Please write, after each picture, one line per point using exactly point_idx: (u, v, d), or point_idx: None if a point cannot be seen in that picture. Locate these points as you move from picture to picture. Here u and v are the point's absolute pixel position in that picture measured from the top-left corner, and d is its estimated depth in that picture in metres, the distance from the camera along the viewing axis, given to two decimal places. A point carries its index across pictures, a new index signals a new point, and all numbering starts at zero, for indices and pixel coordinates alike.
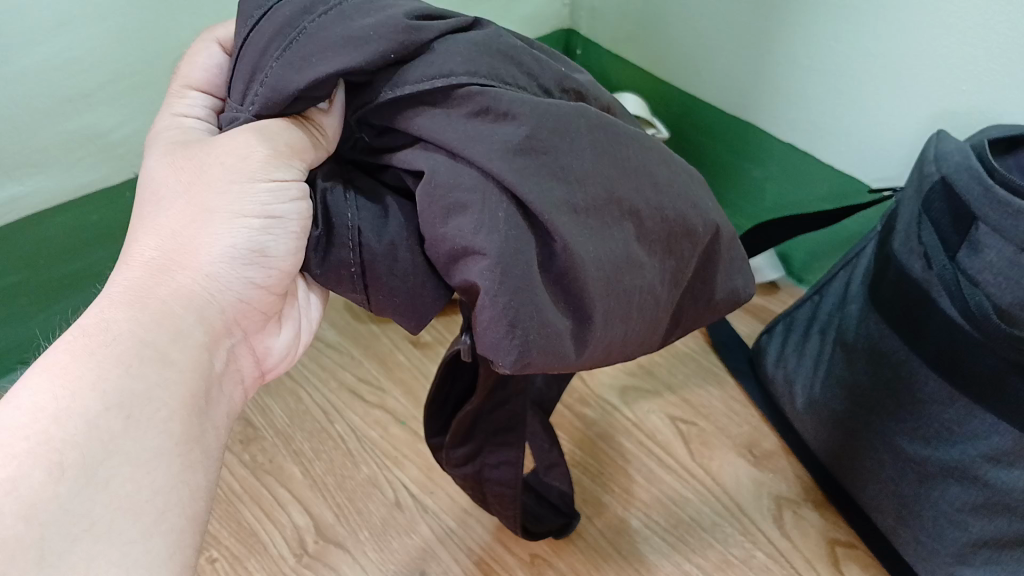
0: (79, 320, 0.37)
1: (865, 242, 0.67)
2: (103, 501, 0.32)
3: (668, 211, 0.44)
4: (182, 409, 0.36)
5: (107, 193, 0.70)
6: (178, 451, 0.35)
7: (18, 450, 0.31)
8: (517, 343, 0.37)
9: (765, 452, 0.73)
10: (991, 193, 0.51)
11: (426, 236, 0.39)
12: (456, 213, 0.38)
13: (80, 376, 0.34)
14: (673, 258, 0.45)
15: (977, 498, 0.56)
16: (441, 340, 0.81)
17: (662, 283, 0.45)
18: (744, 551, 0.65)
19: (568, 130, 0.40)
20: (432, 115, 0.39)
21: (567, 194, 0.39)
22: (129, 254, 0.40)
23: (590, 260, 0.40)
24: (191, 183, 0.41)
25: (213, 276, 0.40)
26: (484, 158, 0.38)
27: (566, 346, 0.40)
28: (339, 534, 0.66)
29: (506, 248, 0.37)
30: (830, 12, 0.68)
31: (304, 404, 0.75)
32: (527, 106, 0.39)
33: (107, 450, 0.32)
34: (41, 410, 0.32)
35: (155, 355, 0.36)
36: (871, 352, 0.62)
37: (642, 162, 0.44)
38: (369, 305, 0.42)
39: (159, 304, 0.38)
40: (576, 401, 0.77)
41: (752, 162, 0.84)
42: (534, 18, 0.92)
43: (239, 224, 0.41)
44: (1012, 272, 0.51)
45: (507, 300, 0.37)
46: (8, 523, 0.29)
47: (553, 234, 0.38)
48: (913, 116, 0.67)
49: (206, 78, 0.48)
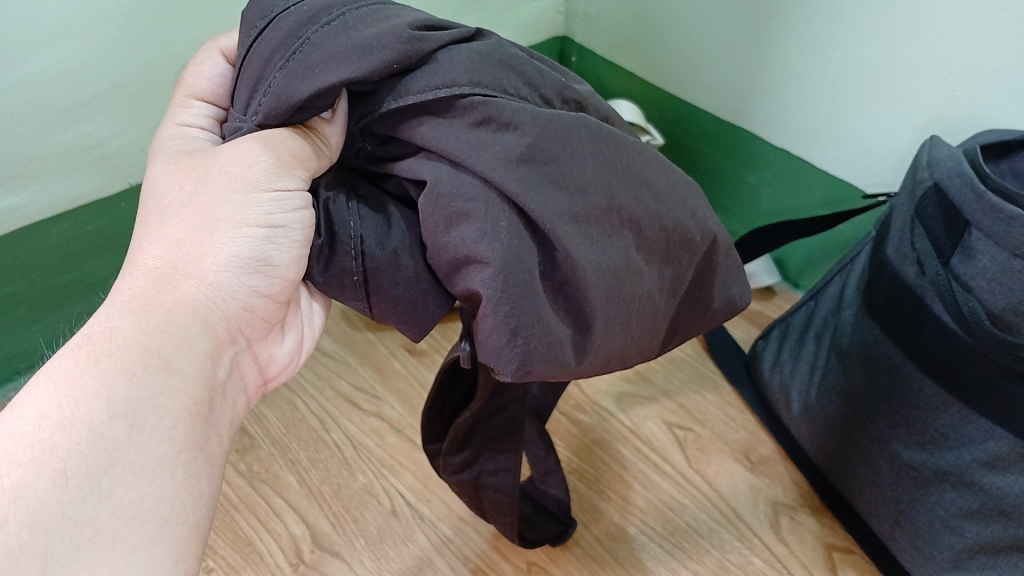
0: (83, 329, 0.37)
1: (860, 247, 0.68)
2: (107, 510, 0.32)
3: (667, 219, 0.44)
4: (186, 417, 0.36)
5: (102, 204, 0.70)
6: (182, 459, 0.35)
7: (23, 458, 0.31)
8: (519, 351, 0.38)
9: (762, 458, 0.73)
10: (983, 199, 0.52)
11: (429, 244, 0.39)
12: (459, 221, 0.38)
13: (84, 384, 0.34)
14: (671, 266, 0.46)
15: (972, 504, 0.57)
16: (438, 347, 0.81)
17: (661, 290, 0.45)
18: (741, 557, 0.66)
19: (570, 140, 0.40)
20: (435, 124, 0.39)
21: (569, 204, 0.40)
22: (133, 263, 0.40)
23: (591, 269, 0.40)
24: (195, 192, 0.41)
25: (217, 284, 0.40)
26: (487, 167, 0.38)
27: (566, 354, 0.40)
28: (335, 543, 0.66)
29: (508, 257, 0.37)
30: (823, 20, 0.69)
31: (300, 412, 0.75)
32: (529, 116, 0.39)
33: (111, 458, 0.32)
34: (45, 418, 0.32)
35: (159, 363, 0.36)
36: (867, 358, 0.63)
37: (642, 171, 0.44)
38: (371, 313, 0.42)
39: (163, 313, 0.38)
40: (572, 408, 0.77)
41: (746, 168, 0.84)
42: (529, 26, 0.93)
43: (242, 232, 0.41)
44: (1005, 278, 0.51)
45: (507, 308, 0.37)
46: (12, 531, 0.29)
47: (555, 243, 0.39)
48: (906, 122, 0.68)
49: (209, 87, 0.48)
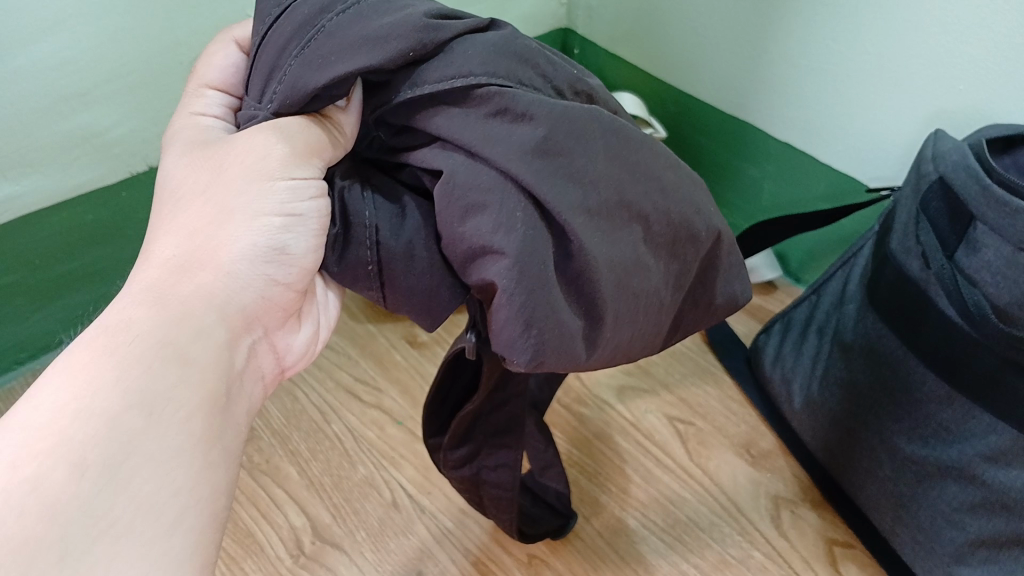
0: (98, 320, 0.36)
1: (862, 242, 0.68)
2: (124, 501, 0.31)
3: (675, 214, 0.44)
4: (203, 407, 0.36)
5: (101, 193, 0.70)
6: (199, 450, 0.35)
7: (42, 449, 0.31)
8: (532, 343, 0.38)
9: (763, 452, 0.73)
10: (988, 192, 0.52)
11: (444, 236, 0.39)
12: (474, 214, 0.38)
13: (99, 375, 0.33)
14: (677, 261, 0.45)
15: (974, 498, 0.57)
16: (439, 339, 0.81)
17: (666, 285, 0.45)
18: (742, 551, 0.66)
19: (584, 133, 0.40)
20: (451, 115, 0.38)
21: (581, 196, 0.39)
22: (149, 254, 0.40)
23: (603, 262, 0.40)
24: (210, 183, 0.41)
25: (235, 275, 0.40)
26: (502, 159, 0.38)
27: (577, 347, 0.40)
28: (336, 534, 0.66)
29: (524, 248, 0.37)
30: (827, 13, 0.68)
31: (300, 404, 0.75)
32: (545, 108, 0.39)
33: (128, 450, 0.32)
34: (62, 408, 0.32)
35: (175, 354, 0.36)
36: (870, 352, 0.63)
37: (652, 166, 0.44)
38: (385, 304, 0.42)
39: (180, 303, 0.38)
40: (573, 401, 0.77)
41: (747, 162, 0.84)
42: (530, 18, 0.92)
43: (259, 223, 0.41)
44: (1010, 271, 0.51)
45: (523, 299, 0.37)
46: (28, 524, 0.29)
47: (569, 235, 0.38)
48: (910, 115, 0.67)
49: (222, 77, 0.47)
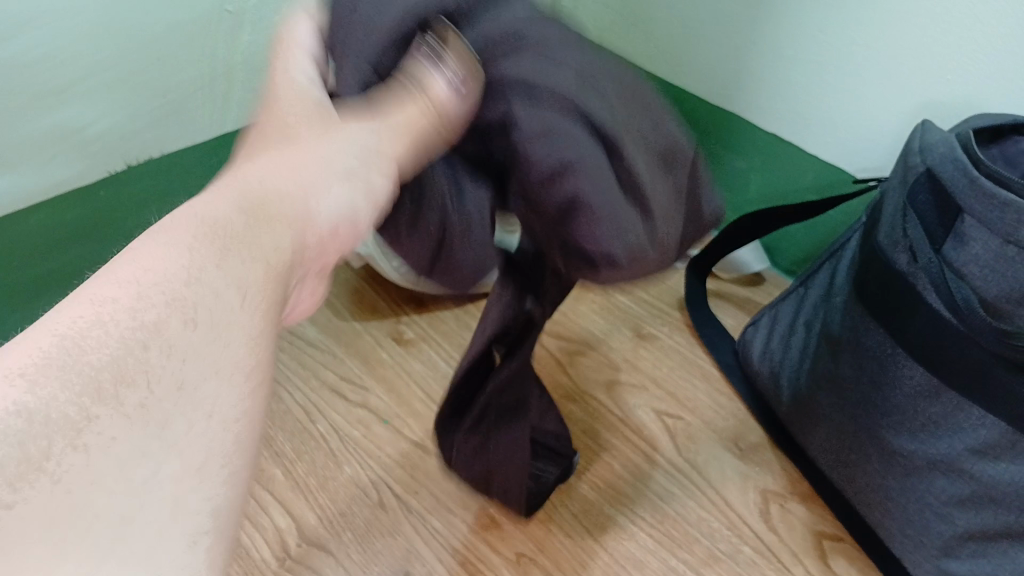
0: (129, 249, 0.32)
1: (850, 233, 0.67)
2: (133, 450, 0.26)
3: (669, 131, 0.50)
4: (233, 348, 0.31)
5: (82, 191, 0.69)
6: (225, 399, 0.29)
7: (43, 377, 0.26)
8: (561, 153, 0.46)
9: (751, 445, 0.72)
10: (975, 185, 0.51)
11: (489, 97, 0.47)
12: (519, 52, 0.46)
13: (117, 302, 0.29)
14: (671, 176, 0.51)
15: (962, 491, 0.56)
16: (425, 337, 0.80)
17: (670, 198, 0.51)
18: (731, 545, 0.65)
19: (596, 63, 0.48)
20: (490, 17, 0.46)
21: (602, 98, 0.46)
22: (238, 170, 0.40)
23: (625, 132, 0.47)
24: (310, 130, 0.45)
25: (316, 205, 0.41)
26: (543, 37, 0.46)
27: (615, 195, 0.47)
28: (321, 535, 0.65)
29: (569, 83, 0.45)
30: (813, 3, 0.68)
31: (284, 404, 0.74)
32: (560, 29, 0.47)
33: (146, 386, 0.27)
34: (73, 333, 0.27)
35: (205, 289, 0.31)
36: (855, 348, 0.62)
37: (644, 98, 0.50)
38: (442, 129, 0.48)
39: (272, 216, 0.38)
40: (562, 398, 0.76)
41: (737, 154, 0.82)
42: None
43: (344, 176, 0.44)
44: (999, 264, 0.51)
45: (568, 99, 0.45)
46: (21, 460, 0.24)
47: (591, 109, 0.46)
48: (895, 105, 0.67)
49: (311, 45, 0.50)
